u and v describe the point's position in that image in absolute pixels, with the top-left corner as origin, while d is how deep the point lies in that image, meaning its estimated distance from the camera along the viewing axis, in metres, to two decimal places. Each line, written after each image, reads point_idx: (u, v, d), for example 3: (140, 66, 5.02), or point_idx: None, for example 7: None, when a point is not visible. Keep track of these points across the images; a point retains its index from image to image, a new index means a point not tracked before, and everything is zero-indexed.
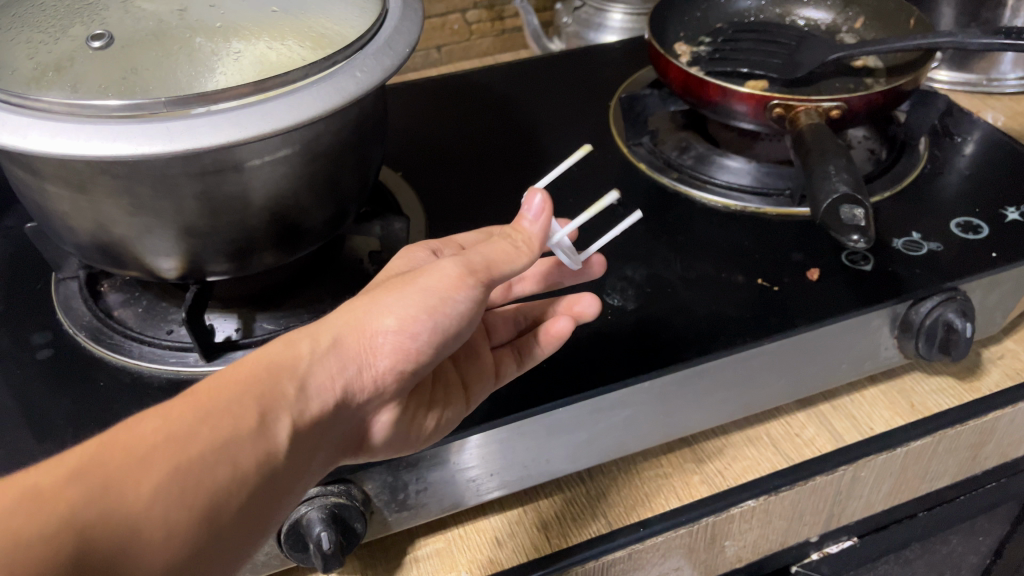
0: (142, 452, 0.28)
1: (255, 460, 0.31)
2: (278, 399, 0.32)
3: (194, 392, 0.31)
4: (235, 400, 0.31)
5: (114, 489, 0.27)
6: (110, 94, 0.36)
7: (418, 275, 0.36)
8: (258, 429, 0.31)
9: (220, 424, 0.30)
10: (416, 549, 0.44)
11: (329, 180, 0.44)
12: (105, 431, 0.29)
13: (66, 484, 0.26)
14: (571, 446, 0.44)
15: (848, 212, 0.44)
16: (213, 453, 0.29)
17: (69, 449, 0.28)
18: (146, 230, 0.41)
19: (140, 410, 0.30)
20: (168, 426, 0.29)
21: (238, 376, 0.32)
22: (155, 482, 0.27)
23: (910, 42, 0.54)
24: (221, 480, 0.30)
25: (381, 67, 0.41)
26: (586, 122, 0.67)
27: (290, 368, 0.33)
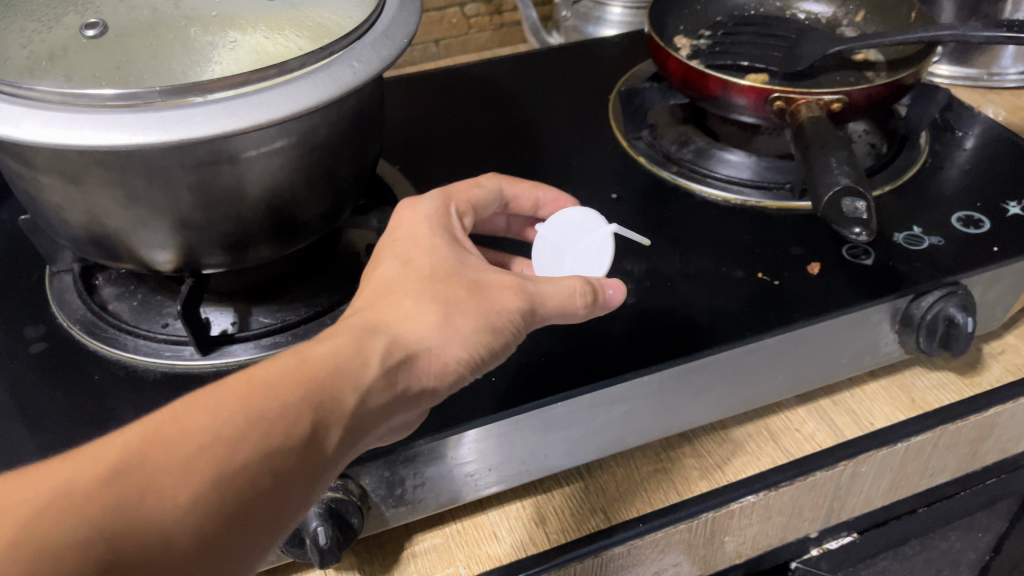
0: (183, 457, 0.27)
1: (303, 470, 0.30)
2: (333, 407, 0.31)
3: (248, 389, 0.30)
4: (288, 405, 0.30)
5: (147, 496, 0.26)
6: (104, 83, 0.35)
7: (488, 296, 0.37)
8: (309, 437, 0.30)
9: (269, 430, 0.29)
10: (413, 544, 0.44)
11: (325, 171, 0.44)
12: (154, 424, 0.29)
13: (101, 486, 0.26)
14: (571, 441, 0.44)
15: (849, 205, 0.43)
16: (259, 461, 0.28)
17: (115, 441, 0.28)
18: (141, 221, 0.40)
19: (192, 403, 0.29)
20: (216, 427, 0.28)
21: (296, 375, 0.31)
22: (194, 491, 0.27)
23: (912, 35, 0.53)
24: (265, 488, 0.29)
25: (379, 58, 0.40)
26: (585, 116, 0.66)
27: (347, 374, 0.32)
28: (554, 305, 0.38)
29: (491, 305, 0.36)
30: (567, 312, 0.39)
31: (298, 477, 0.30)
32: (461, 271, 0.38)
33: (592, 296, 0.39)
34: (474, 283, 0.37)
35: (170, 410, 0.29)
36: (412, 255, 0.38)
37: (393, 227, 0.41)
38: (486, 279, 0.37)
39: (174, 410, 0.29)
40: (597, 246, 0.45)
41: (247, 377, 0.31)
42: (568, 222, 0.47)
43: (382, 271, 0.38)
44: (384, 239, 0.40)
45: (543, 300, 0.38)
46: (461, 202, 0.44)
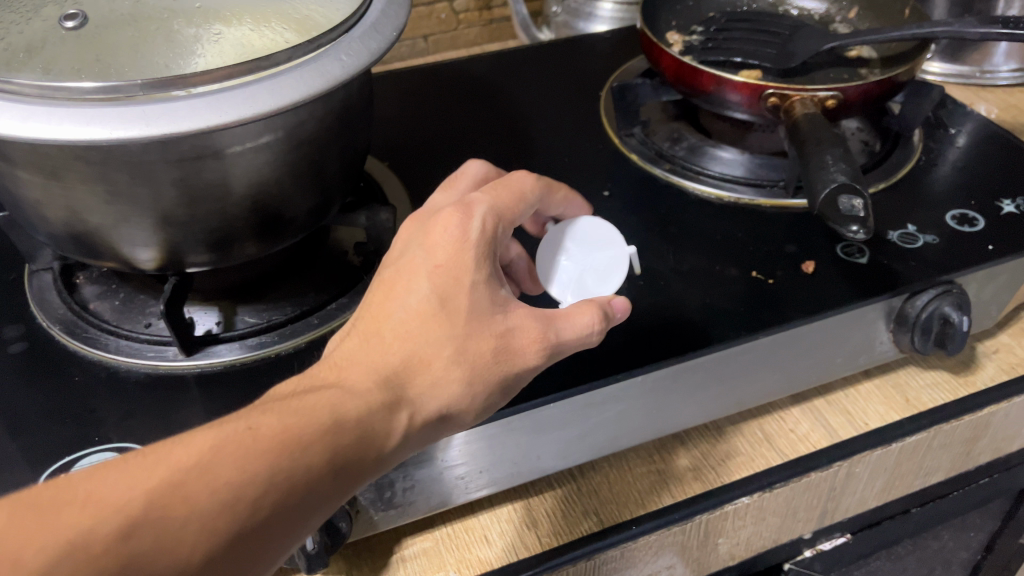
0: (203, 514, 0.26)
1: (315, 522, 0.29)
2: (356, 462, 0.30)
3: (282, 441, 0.28)
4: (316, 462, 0.29)
5: (162, 553, 0.25)
6: (83, 75, 0.34)
7: (515, 357, 0.34)
8: (326, 494, 0.29)
9: (293, 491, 0.28)
10: (402, 548, 0.43)
11: (313, 168, 0.43)
12: (180, 464, 0.27)
13: (118, 541, 0.25)
14: (562, 442, 0.43)
15: (846, 203, 0.43)
16: (274, 521, 0.28)
17: (137, 481, 0.26)
18: (122, 218, 0.39)
19: (224, 446, 0.28)
20: (240, 482, 0.27)
21: (330, 426, 0.30)
22: (209, 551, 0.26)
23: (906, 31, 0.53)
24: (278, 541, 0.28)
25: (367, 51, 0.39)
26: (577, 113, 0.66)
27: (376, 433, 0.31)
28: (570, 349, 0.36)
29: (513, 363, 0.34)
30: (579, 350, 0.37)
31: (307, 531, 0.29)
32: (495, 320, 0.34)
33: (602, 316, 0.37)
34: (504, 335, 0.34)
35: (200, 447, 0.28)
36: (452, 296, 0.34)
37: (436, 242, 0.36)
38: (514, 328, 0.35)
39: (204, 449, 0.28)
40: (612, 263, 0.43)
41: (283, 422, 0.29)
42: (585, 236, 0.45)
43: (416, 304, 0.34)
44: (424, 252, 0.35)
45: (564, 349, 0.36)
46: (509, 219, 0.38)
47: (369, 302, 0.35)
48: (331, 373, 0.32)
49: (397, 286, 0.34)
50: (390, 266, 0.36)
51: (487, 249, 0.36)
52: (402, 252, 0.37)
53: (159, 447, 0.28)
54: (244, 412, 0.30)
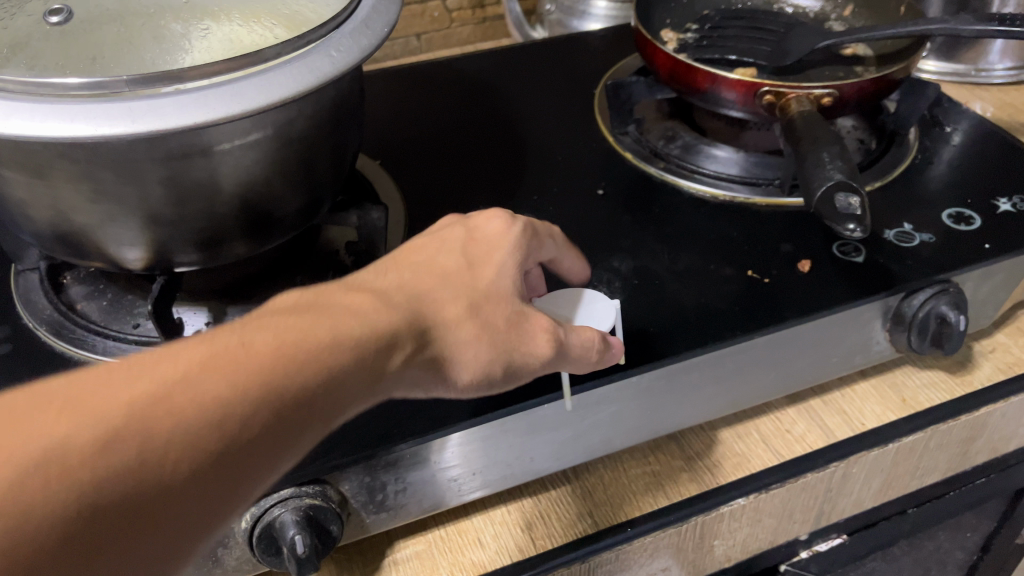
0: (191, 424, 0.25)
1: (303, 443, 0.28)
2: (348, 384, 0.30)
3: (273, 360, 0.28)
4: (309, 382, 0.28)
5: (147, 461, 0.24)
6: (68, 71, 0.34)
7: (525, 337, 0.36)
8: (316, 414, 0.28)
9: (285, 411, 0.27)
10: (394, 551, 0.42)
11: (304, 166, 0.43)
12: (166, 376, 0.26)
13: (99, 450, 0.24)
14: (557, 443, 0.43)
15: (842, 201, 0.42)
16: (260, 443, 0.27)
17: (118, 391, 0.25)
18: (109, 217, 0.39)
19: (213, 362, 0.27)
20: (230, 396, 0.26)
21: (321, 350, 0.29)
22: (195, 461, 0.25)
23: (902, 28, 0.52)
24: (265, 459, 0.27)
25: (358, 47, 0.39)
26: (571, 111, 0.65)
27: (371, 360, 0.31)
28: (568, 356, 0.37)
29: (523, 340, 0.35)
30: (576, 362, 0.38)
31: (294, 452, 0.28)
32: (513, 300, 0.37)
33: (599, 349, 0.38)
34: (517, 313, 0.36)
35: (185, 361, 0.27)
36: (481, 264, 0.38)
37: (478, 232, 0.40)
38: (528, 315, 0.36)
39: (191, 364, 0.27)
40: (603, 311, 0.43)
41: (273, 342, 0.28)
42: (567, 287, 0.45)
43: (449, 262, 0.37)
44: (460, 232, 0.40)
45: (565, 354, 0.37)
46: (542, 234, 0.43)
47: (397, 259, 0.38)
48: (319, 301, 0.32)
49: (431, 253, 0.38)
50: (423, 237, 0.40)
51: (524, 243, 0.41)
52: (438, 231, 0.41)
53: (139, 360, 0.27)
54: (228, 331, 0.29)
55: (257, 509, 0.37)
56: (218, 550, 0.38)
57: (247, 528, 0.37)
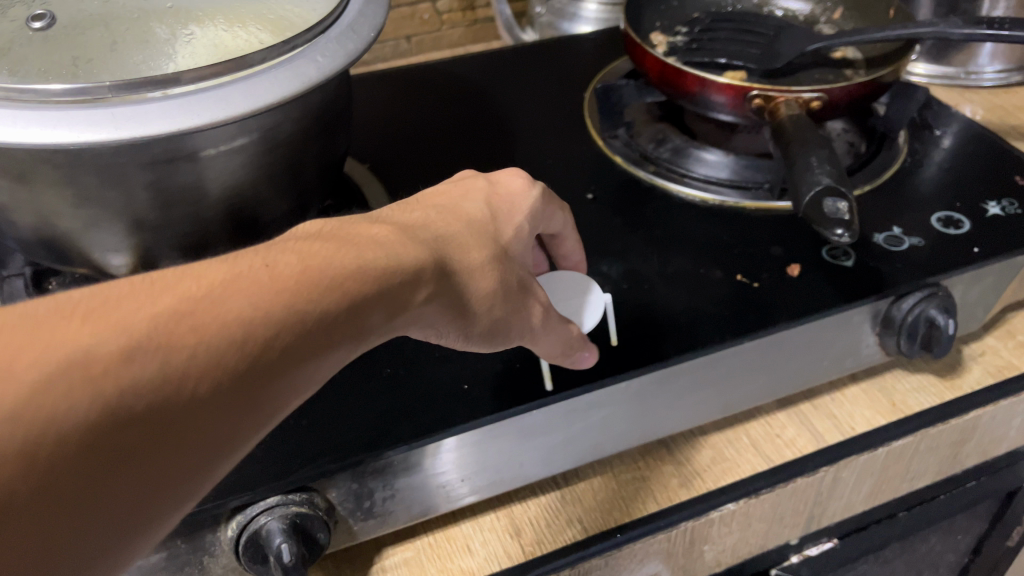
0: (214, 341, 0.25)
1: (322, 370, 0.28)
2: (368, 315, 0.30)
3: (297, 283, 0.28)
4: (331, 309, 0.28)
5: (168, 375, 0.24)
6: (50, 76, 0.33)
7: (524, 304, 0.37)
8: (335, 344, 0.28)
9: (306, 335, 0.27)
10: (383, 558, 0.42)
11: (290, 169, 0.42)
12: (187, 294, 0.26)
13: (123, 361, 0.23)
14: (546, 449, 0.42)
15: (830, 205, 0.42)
16: (283, 363, 0.27)
17: (142, 305, 0.25)
18: (93, 221, 0.38)
19: (236, 281, 0.27)
20: (252, 316, 0.26)
21: (344, 277, 0.29)
22: (217, 378, 0.25)
23: (891, 32, 0.52)
24: (286, 382, 0.27)
25: (344, 53, 0.39)
26: (561, 113, 0.65)
27: (391, 292, 0.31)
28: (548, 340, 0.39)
29: (522, 306, 0.37)
30: (554, 351, 0.40)
31: (314, 381, 0.28)
32: (521, 266, 0.38)
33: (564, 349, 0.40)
34: (523, 280, 0.38)
35: (209, 280, 0.26)
36: (504, 223, 0.39)
37: (500, 185, 0.41)
38: (531, 289, 0.38)
39: (214, 283, 0.26)
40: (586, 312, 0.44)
41: (297, 266, 0.28)
42: (565, 275, 0.47)
43: (474, 208, 0.38)
44: (485, 182, 0.41)
45: (549, 333, 0.39)
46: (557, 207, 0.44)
47: (421, 199, 0.39)
48: (343, 231, 0.32)
49: (454, 195, 0.39)
50: (449, 181, 0.41)
51: (539, 209, 0.42)
52: (459, 180, 0.42)
53: (161, 277, 0.26)
54: (250, 255, 0.29)
55: (243, 517, 0.37)
56: (204, 558, 0.38)
57: (233, 536, 0.37)
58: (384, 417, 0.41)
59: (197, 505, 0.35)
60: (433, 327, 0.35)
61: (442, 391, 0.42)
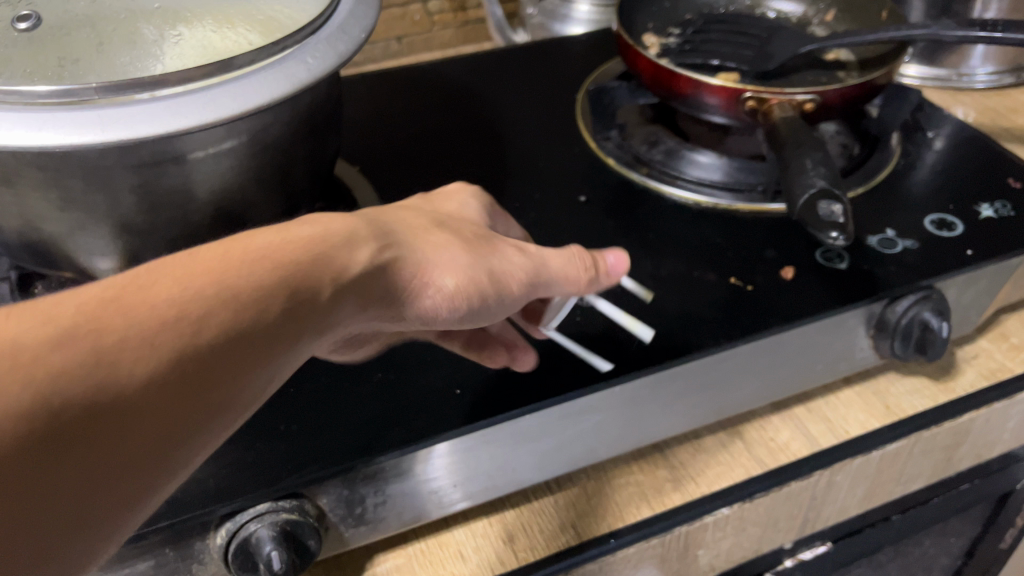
0: (145, 322, 0.25)
1: (272, 350, 0.28)
2: (311, 292, 0.30)
3: (225, 263, 0.28)
4: (265, 285, 0.28)
5: (103, 360, 0.24)
6: (35, 77, 0.33)
7: (498, 251, 0.38)
8: (281, 319, 0.28)
9: (244, 313, 0.27)
10: (374, 565, 0.42)
11: (279, 172, 0.42)
12: (114, 286, 0.26)
13: (52, 349, 0.23)
14: (539, 454, 0.42)
15: (825, 208, 0.42)
16: (226, 338, 0.27)
17: (70, 301, 0.25)
18: (79, 225, 0.38)
19: (164, 270, 0.27)
20: (182, 297, 0.26)
21: (276, 256, 0.29)
22: (155, 361, 0.25)
23: (884, 33, 0.52)
24: (230, 364, 0.27)
25: (334, 53, 0.38)
26: (552, 115, 0.65)
27: (331, 265, 0.31)
28: (556, 278, 0.40)
29: (496, 259, 0.37)
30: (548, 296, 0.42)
31: (263, 361, 0.28)
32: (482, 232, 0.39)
33: (590, 264, 0.42)
34: (485, 238, 0.38)
35: (136, 275, 0.27)
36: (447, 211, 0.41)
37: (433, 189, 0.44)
38: (502, 244, 0.39)
39: (141, 275, 0.27)
40: None
41: (223, 249, 0.29)
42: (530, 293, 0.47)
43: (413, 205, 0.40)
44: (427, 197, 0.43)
45: (545, 266, 0.40)
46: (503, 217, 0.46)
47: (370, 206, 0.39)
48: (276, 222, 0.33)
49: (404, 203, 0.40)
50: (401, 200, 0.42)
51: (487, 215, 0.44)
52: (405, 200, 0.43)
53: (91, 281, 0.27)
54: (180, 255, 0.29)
55: (232, 524, 0.36)
56: (193, 567, 0.37)
57: (223, 544, 0.36)
58: (374, 422, 0.40)
59: (187, 513, 0.35)
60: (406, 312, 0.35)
61: (435, 396, 0.42)
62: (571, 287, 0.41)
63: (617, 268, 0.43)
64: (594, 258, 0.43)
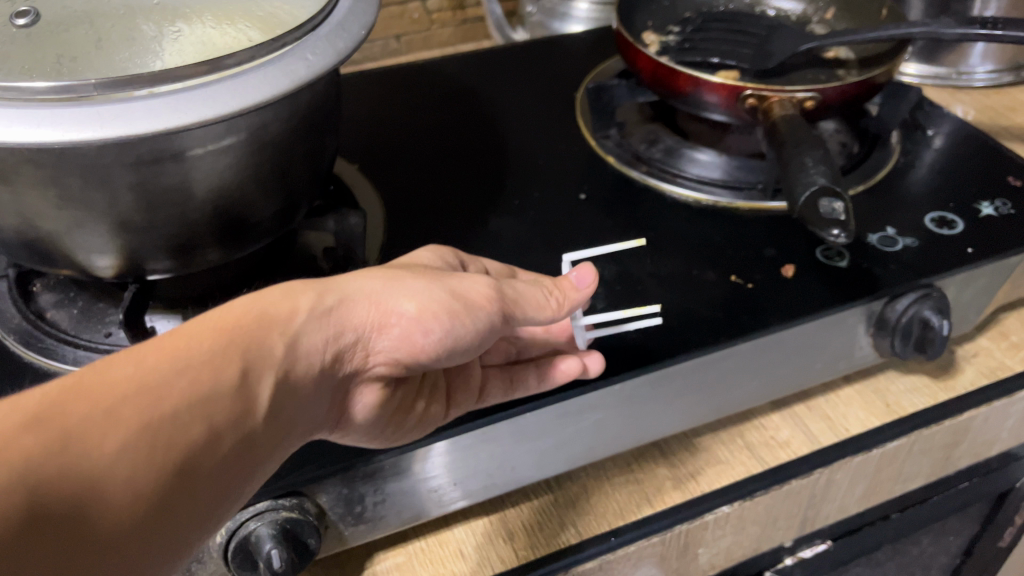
0: (109, 402, 0.27)
1: (232, 416, 0.30)
2: (262, 355, 0.32)
3: (173, 343, 0.30)
4: (216, 354, 0.30)
5: (75, 437, 0.25)
6: (33, 74, 0.32)
7: (459, 279, 0.37)
8: (240, 382, 0.30)
9: (201, 381, 0.29)
10: (374, 563, 0.42)
11: (278, 171, 0.42)
12: (71, 377, 0.28)
13: (22, 432, 0.25)
14: (538, 453, 0.42)
15: (826, 206, 0.42)
16: (188, 406, 0.29)
17: (33, 395, 0.27)
18: (77, 223, 0.38)
19: (114, 358, 0.29)
20: (138, 375, 0.28)
21: (221, 328, 0.31)
22: (124, 435, 0.26)
23: (884, 32, 0.52)
24: (196, 433, 0.29)
25: (334, 50, 0.38)
26: (552, 114, 0.65)
27: (281, 320, 0.33)
28: (526, 299, 0.38)
29: (459, 287, 0.36)
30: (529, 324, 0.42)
31: (225, 430, 0.30)
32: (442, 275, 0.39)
33: (552, 287, 0.40)
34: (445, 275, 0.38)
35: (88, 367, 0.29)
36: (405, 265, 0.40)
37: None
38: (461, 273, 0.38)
39: (93, 365, 0.29)
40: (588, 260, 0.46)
41: (168, 333, 0.31)
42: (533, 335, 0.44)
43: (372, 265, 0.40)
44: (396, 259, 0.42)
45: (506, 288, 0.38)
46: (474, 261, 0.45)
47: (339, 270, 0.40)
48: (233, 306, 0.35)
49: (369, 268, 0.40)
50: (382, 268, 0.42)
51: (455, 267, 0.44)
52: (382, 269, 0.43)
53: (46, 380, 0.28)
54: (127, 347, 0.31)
55: (232, 523, 0.36)
56: (192, 565, 0.37)
57: (222, 542, 0.36)
58: None
59: None
60: (376, 348, 0.36)
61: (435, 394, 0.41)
62: (541, 319, 0.39)
63: (585, 282, 0.41)
64: (554, 283, 0.40)
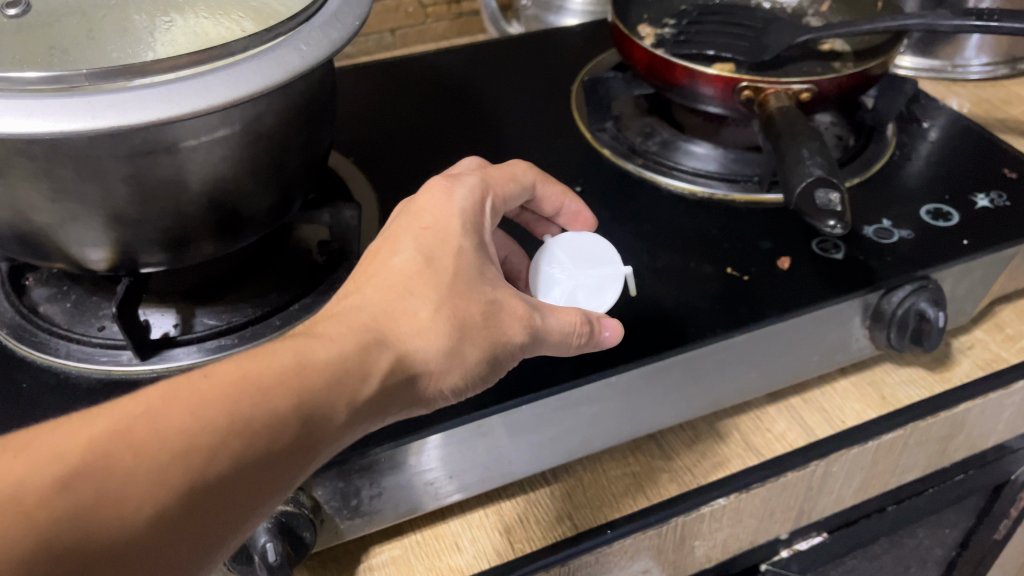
0: (153, 465, 0.25)
1: (279, 479, 0.28)
2: (322, 417, 0.29)
3: (236, 390, 0.28)
4: (277, 414, 0.28)
5: (107, 501, 0.25)
6: (24, 65, 0.32)
7: (505, 327, 0.35)
8: (293, 446, 0.28)
9: (255, 444, 0.27)
10: (370, 557, 0.42)
11: (273, 162, 0.42)
12: (128, 415, 0.26)
13: (57, 491, 0.24)
14: (534, 446, 0.42)
15: (823, 197, 0.42)
16: (235, 471, 0.27)
17: (86, 430, 0.26)
18: (71, 216, 0.37)
19: (176, 396, 0.27)
20: (193, 432, 0.26)
21: (288, 375, 0.29)
22: (161, 501, 0.25)
23: (880, 24, 0.52)
24: (237, 497, 0.27)
25: (328, 41, 0.38)
26: (548, 107, 0.65)
27: (348, 377, 0.30)
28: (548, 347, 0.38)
29: (505, 347, 0.35)
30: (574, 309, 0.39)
31: (268, 493, 0.28)
32: (483, 285, 0.36)
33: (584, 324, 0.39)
34: (491, 301, 0.35)
35: (150, 398, 0.27)
36: (435, 249, 0.36)
37: (417, 204, 0.39)
38: (506, 309, 0.36)
39: (155, 400, 0.27)
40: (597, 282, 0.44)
41: (236, 372, 0.28)
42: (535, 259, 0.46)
43: (397, 250, 0.36)
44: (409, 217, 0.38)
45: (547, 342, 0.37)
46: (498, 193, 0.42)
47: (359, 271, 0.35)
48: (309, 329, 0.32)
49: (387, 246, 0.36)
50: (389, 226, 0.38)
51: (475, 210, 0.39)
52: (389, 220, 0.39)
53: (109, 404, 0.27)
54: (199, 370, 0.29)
55: None
56: None
57: None
58: None
59: None
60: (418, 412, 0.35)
61: None
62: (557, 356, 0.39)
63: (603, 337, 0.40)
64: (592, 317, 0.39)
